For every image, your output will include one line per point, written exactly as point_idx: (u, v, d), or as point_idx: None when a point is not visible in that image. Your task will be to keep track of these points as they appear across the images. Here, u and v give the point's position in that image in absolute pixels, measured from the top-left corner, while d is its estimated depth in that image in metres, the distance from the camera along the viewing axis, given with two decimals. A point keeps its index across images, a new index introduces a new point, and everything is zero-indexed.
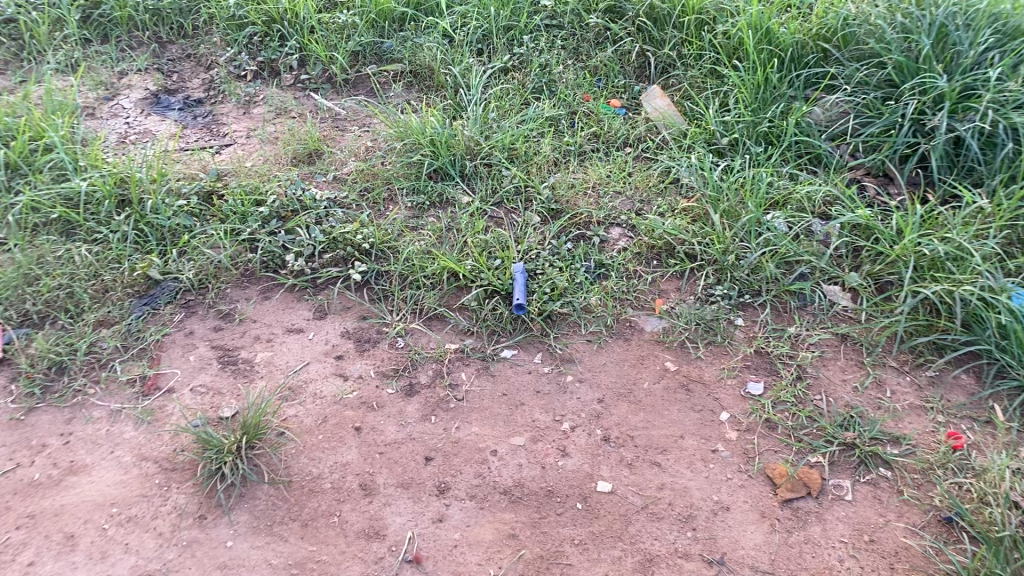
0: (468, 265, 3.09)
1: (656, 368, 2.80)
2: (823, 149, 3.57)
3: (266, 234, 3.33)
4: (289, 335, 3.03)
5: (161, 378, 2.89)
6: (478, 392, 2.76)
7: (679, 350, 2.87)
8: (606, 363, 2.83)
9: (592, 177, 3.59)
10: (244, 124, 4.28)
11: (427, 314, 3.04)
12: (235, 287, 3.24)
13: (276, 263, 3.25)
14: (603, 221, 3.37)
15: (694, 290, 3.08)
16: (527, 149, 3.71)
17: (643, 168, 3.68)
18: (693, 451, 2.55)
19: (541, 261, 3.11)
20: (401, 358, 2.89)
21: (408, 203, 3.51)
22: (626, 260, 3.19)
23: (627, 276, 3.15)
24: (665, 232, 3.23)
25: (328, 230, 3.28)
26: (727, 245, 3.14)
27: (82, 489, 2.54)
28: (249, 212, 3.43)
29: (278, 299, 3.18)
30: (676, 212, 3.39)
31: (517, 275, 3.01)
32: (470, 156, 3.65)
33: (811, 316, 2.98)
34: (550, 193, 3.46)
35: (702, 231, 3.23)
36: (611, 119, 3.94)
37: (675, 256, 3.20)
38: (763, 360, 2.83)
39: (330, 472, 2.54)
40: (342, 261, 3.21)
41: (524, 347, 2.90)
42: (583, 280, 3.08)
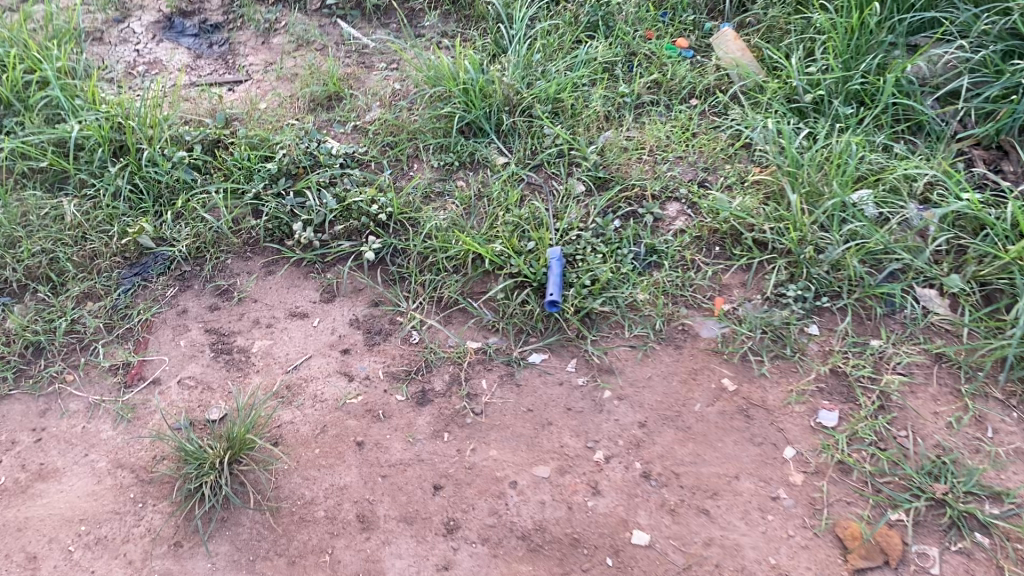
0: (496, 249, 2.67)
1: (711, 388, 2.39)
2: (929, 117, 2.97)
3: (273, 197, 2.96)
4: (291, 320, 2.67)
5: (146, 367, 2.57)
6: (500, 405, 2.38)
7: (739, 365, 2.44)
8: (652, 377, 2.42)
9: (649, 138, 3.09)
10: (261, 57, 3.85)
11: (446, 305, 2.65)
12: (237, 258, 2.87)
13: (282, 232, 2.87)
14: (659, 195, 2.89)
15: (762, 287, 2.62)
16: (575, 102, 3.20)
17: (708, 129, 3.16)
18: (749, 498, 2.15)
19: (581, 245, 2.70)
20: (415, 357, 2.52)
21: (436, 162, 3.08)
22: (683, 247, 2.73)
23: (683, 267, 2.69)
24: (732, 215, 2.75)
25: (342, 196, 2.90)
26: (804, 234, 2.66)
27: (49, 499, 2.27)
28: (256, 168, 3.04)
29: (283, 275, 2.81)
30: (745, 186, 2.90)
31: (553, 262, 2.60)
32: (507, 107, 3.16)
33: (901, 328, 2.51)
34: (598, 158, 2.99)
35: (776, 214, 2.74)
36: (676, 64, 3.39)
37: (740, 243, 2.73)
38: (839, 382, 2.39)
39: (323, 498, 2.21)
40: (356, 233, 2.84)
41: (556, 352, 2.50)
42: (630, 270, 2.65)
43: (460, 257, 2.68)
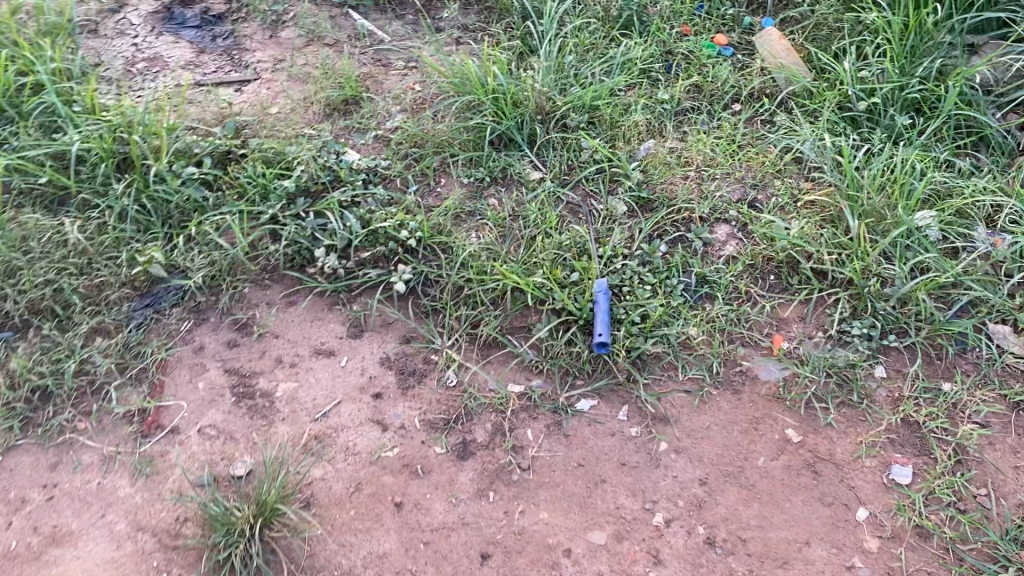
0: (538, 281, 2.49)
1: (774, 439, 2.23)
2: (992, 129, 2.79)
3: (292, 219, 2.75)
4: (317, 359, 2.48)
5: (163, 413, 2.39)
6: (548, 459, 2.21)
7: (804, 413, 2.28)
8: (710, 426, 2.26)
9: (694, 151, 2.88)
10: (270, 52, 3.58)
11: (484, 343, 2.47)
12: (254, 287, 2.67)
13: (304, 259, 2.67)
14: (707, 217, 2.70)
15: (824, 323, 2.45)
16: (613, 111, 2.98)
17: (756, 140, 2.95)
18: (822, 567, 2.00)
19: (628, 276, 2.51)
20: (453, 403, 2.34)
21: (465, 178, 2.88)
22: (737, 278, 2.54)
23: (737, 301, 2.50)
24: (788, 243, 2.56)
25: (366, 218, 2.70)
26: (867, 266, 2.49)
27: (66, 568, 2.10)
28: (272, 185, 2.83)
29: (305, 306, 2.62)
30: (800, 208, 2.71)
31: (599, 296, 2.41)
32: (540, 115, 2.96)
33: (974, 369, 2.34)
34: (641, 176, 2.78)
35: (835, 241, 2.57)
36: (717, 65, 3.17)
37: (796, 273, 2.55)
38: (911, 433, 2.23)
39: (362, 568, 2.05)
40: (383, 260, 2.64)
41: (606, 397, 2.33)
42: (682, 304, 2.46)
43: (498, 290, 2.49)
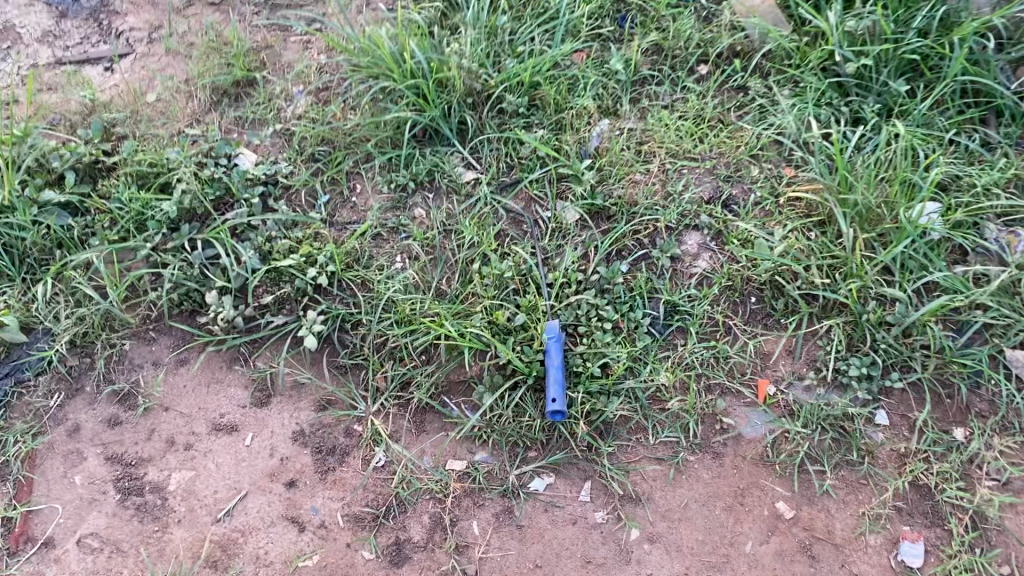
0: (477, 328, 2.05)
1: (763, 516, 1.89)
2: (1005, 99, 2.35)
3: (177, 254, 2.26)
4: (217, 437, 2.07)
5: (33, 521, 1.99)
6: (499, 561, 1.86)
7: (796, 480, 1.94)
8: (688, 504, 1.91)
9: (656, 139, 2.41)
10: (144, 16, 2.89)
11: (416, 408, 2.06)
12: (137, 343, 2.21)
13: (195, 304, 2.22)
14: (674, 225, 2.26)
15: (815, 359, 2.07)
16: (558, 90, 2.47)
17: (727, 115, 2.49)
18: None
19: (584, 315, 2.09)
20: (382, 491, 1.96)
21: (384, 185, 2.39)
22: (713, 307, 2.14)
23: (713, 336, 2.12)
24: (772, 263, 2.14)
25: (266, 248, 2.23)
26: (864, 288, 2.10)
27: None
28: (148, 211, 2.31)
29: (199, 366, 2.17)
30: (782, 208, 2.28)
31: (551, 345, 2.00)
32: (471, 100, 2.44)
33: (991, 410, 1.99)
34: (594, 176, 2.32)
35: (827, 252, 2.16)
36: (678, 16, 2.64)
37: (781, 295, 2.14)
38: (920, 499, 1.90)
39: None
40: (291, 304, 2.18)
41: (564, 473, 1.96)
42: (648, 347, 2.08)
43: (428, 342, 2.06)
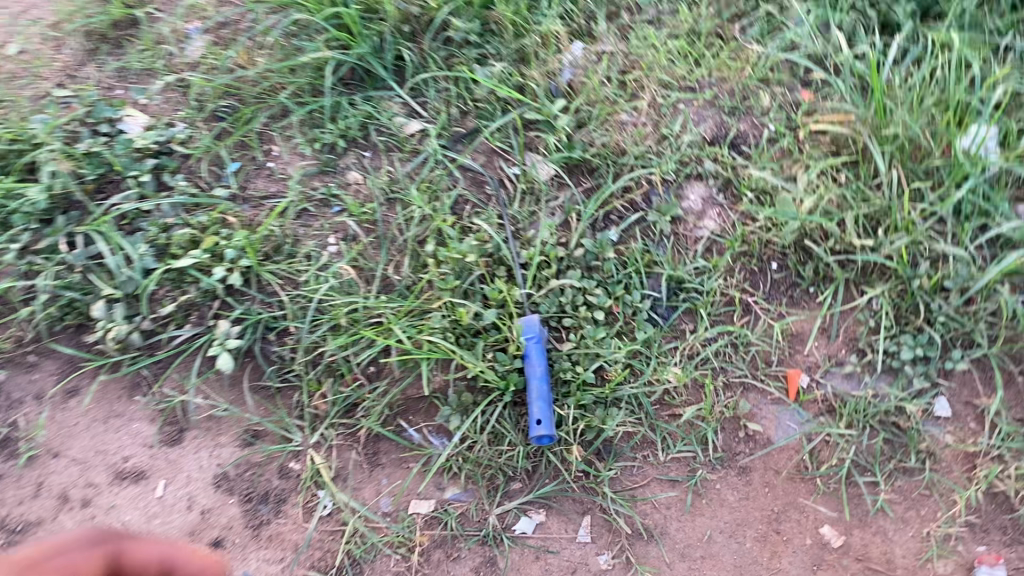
0: (438, 328, 1.64)
1: (805, 547, 1.53)
2: None
3: (50, 255, 1.77)
4: (120, 489, 1.65)
5: None
6: None
7: (843, 497, 1.57)
8: (712, 537, 1.54)
9: (643, 66, 1.93)
10: None
11: (366, 436, 1.65)
12: (13, 373, 1.74)
13: (80, 319, 1.75)
14: (673, 176, 1.80)
15: (855, 340, 1.66)
16: (518, 8, 1.96)
17: (728, 25, 1.98)
18: None
19: (569, 305, 1.67)
20: (332, 547, 1.59)
21: (306, 145, 1.92)
22: (725, 281, 1.72)
23: (728, 320, 1.71)
24: (798, 223, 1.71)
25: (162, 242, 1.77)
26: (913, 246, 1.66)
27: None
28: (11, 200, 1.79)
29: (92, 399, 1.72)
30: (806, 145, 1.82)
31: (533, 350, 1.59)
32: (409, 28, 1.95)
33: None
34: (571, 120, 1.85)
35: (862, 198, 1.73)
36: None
37: (810, 259, 1.72)
38: (995, 509, 1.54)
39: None
40: (199, 310, 1.74)
41: (556, 508, 1.58)
42: (651, 338, 1.66)
43: (376, 357, 1.64)
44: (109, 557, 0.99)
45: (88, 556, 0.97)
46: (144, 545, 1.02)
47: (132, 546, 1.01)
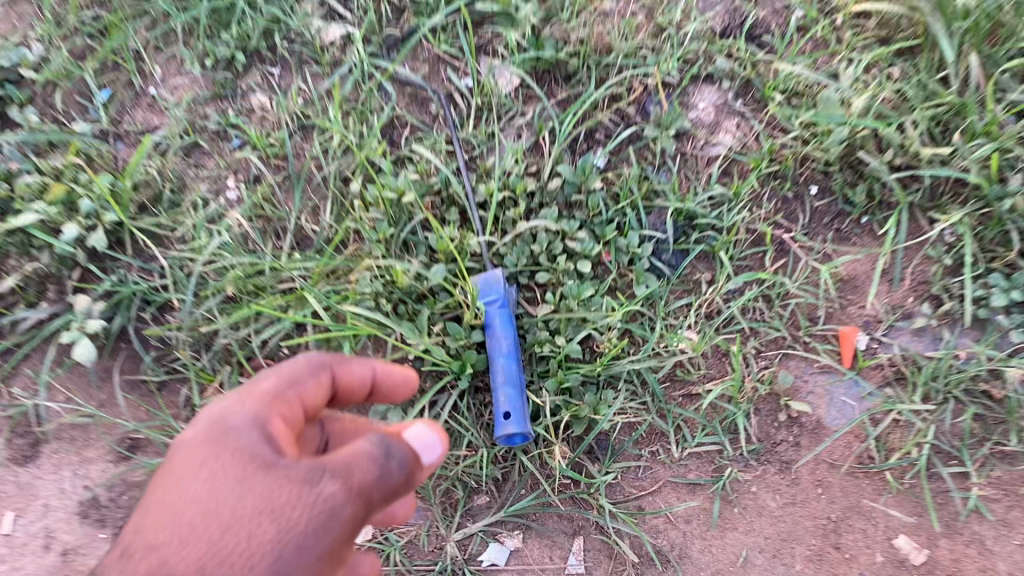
0: (368, 294, 1.21)
1: (876, 567, 1.14)
2: None
3: None
4: None
5: None
6: None
7: (925, 496, 1.15)
8: (752, 560, 1.15)
9: None
10: None
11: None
12: None
13: None
14: (676, 78, 1.36)
15: (926, 284, 1.24)
16: None
17: None
18: None
19: (544, 254, 1.26)
20: None
21: (194, 62, 1.45)
22: (751, 215, 1.29)
23: (756, 264, 1.30)
24: (848, 129, 1.26)
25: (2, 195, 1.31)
26: (1002, 154, 1.21)
27: None
28: None
29: None
30: (844, 31, 1.34)
31: (496, 321, 1.17)
32: None
33: None
34: (536, 9, 1.37)
35: (929, 96, 1.27)
36: None
37: (861, 180, 1.29)
38: None
39: None
40: (57, 285, 1.29)
41: (538, 530, 1.18)
42: (655, 294, 1.25)
43: (285, 338, 1.21)
44: (331, 382, 0.87)
45: (319, 381, 0.85)
46: (359, 367, 0.90)
47: (348, 368, 0.89)
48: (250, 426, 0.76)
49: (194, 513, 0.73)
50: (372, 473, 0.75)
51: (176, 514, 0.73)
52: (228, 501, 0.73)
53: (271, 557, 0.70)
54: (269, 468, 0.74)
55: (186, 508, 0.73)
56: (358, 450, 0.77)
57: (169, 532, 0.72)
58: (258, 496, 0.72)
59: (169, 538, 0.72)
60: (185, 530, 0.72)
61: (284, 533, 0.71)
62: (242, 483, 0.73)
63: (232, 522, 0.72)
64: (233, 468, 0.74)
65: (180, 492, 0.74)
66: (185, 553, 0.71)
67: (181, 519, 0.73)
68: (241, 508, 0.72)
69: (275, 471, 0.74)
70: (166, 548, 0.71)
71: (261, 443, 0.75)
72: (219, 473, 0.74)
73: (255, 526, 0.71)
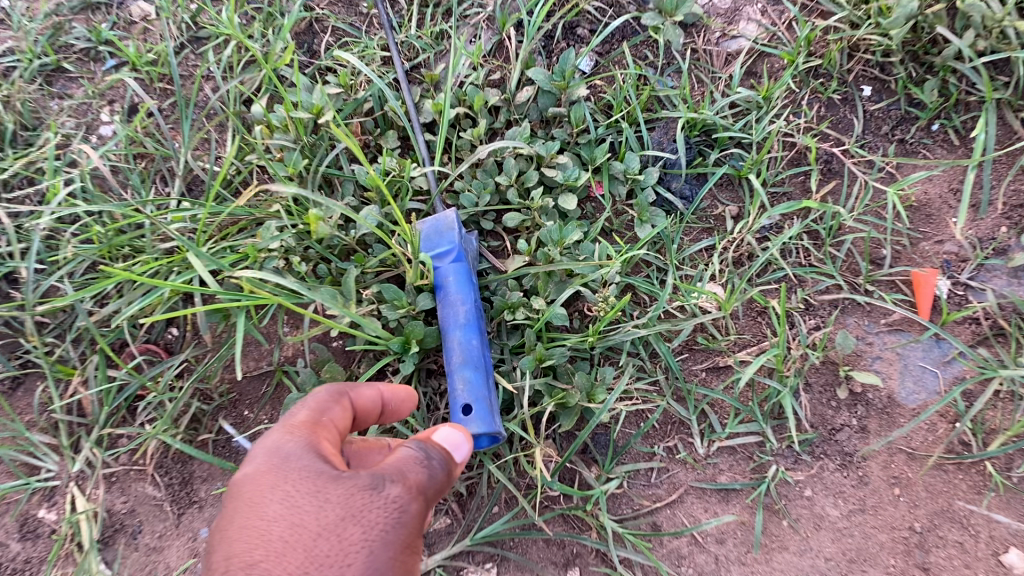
0: (275, 250, 0.89)
1: None
2: None
3: None
4: None
5: None
6: None
7: None
8: None
9: None
10: None
11: (165, 458, 0.92)
12: None
13: None
14: None
15: None
16: None
17: None
18: None
19: (513, 188, 0.94)
20: None
21: None
22: (789, 127, 0.97)
23: (797, 190, 0.97)
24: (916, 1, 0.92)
25: None
26: None
27: None
28: None
29: None
30: None
31: (450, 276, 0.86)
32: None
33: None
34: None
35: None
36: None
37: (929, 75, 0.97)
38: None
39: None
40: None
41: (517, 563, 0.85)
42: (664, 236, 0.93)
43: (165, 313, 0.89)
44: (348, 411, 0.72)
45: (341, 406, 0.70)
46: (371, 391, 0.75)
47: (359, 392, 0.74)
48: (297, 444, 0.64)
49: (275, 537, 0.59)
50: (426, 474, 0.64)
51: (257, 540, 0.59)
52: (307, 517, 0.59)
53: (369, 556, 0.59)
54: (337, 478, 0.61)
55: (266, 527, 0.59)
56: (399, 461, 0.64)
57: (260, 547, 0.58)
58: (335, 506, 0.60)
59: (263, 553, 0.58)
60: (273, 550, 0.58)
61: (372, 535, 0.59)
62: (316, 498, 0.60)
63: (322, 532, 0.59)
64: (298, 485, 0.61)
65: (256, 514, 0.60)
66: (286, 564, 0.57)
67: (264, 545, 0.58)
68: (324, 519, 0.59)
69: (343, 481, 0.61)
70: (264, 564, 0.57)
71: (318, 459, 0.63)
72: (292, 492, 0.61)
73: (345, 530, 0.59)
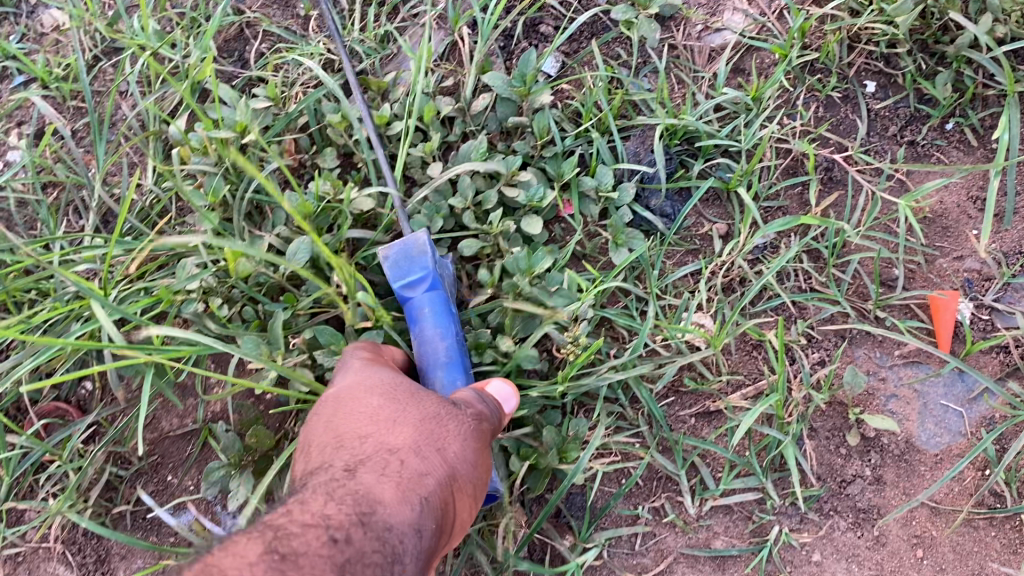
0: (195, 293, 0.78)
1: None
2: None
3: None
4: None
5: None
6: None
7: None
8: None
9: None
10: None
11: (76, 534, 0.80)
12: None
13: None
14: None
15: None
16: None
17: None
18: None
19: (468, 210, 0.81)
20: None
21: None
22: (781, 132, 0.85)
23: (794, 204, 0.85)
24: None
25: None
26: None
27: None
28: None
29: None
30: None
31: (428, 303, 0.73)
32: None
33: None
34: None
35: None
36: None
37: (941, 66, 0.85)
38: None
39: None
40: None
41: None
42: (643, 261, 0.81)
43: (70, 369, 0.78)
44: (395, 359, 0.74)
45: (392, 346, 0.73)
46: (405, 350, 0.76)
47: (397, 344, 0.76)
48: (376, 367, 0.66)
49: (379, 420, 0.60)
50: (490, 407, 0.65)
51: (361, 420, 0.60)
52: (402, 413, 0.61)
53: (467, 445, 0.60)
54: (418, 392, 0.63)
55: (369, 409, 0.61)
56: (465, 393, 0.65)
57: (367, 423, 0.60)
58: (427, 407, 0.61)
59: (373, 427, 0.60)
60: (380, 425, 0.60)
61: (464, 431, 0.61)
62: (409, 398, 0.62)
63: (420, 425, 0.60)
64: (388, 394, 0.62)
65: (356, 407, 0.61)
66: (396, 434, 0.59)
67: (366, 421, 0.60)
68: (424, 410, 0.61)
69: (427, 395, 0.63)
70: (377, 435, 0.59)
71: (395, 374, 0.65)
72: (382, 394, 0.62)
73: (444, 432, 0.60)
